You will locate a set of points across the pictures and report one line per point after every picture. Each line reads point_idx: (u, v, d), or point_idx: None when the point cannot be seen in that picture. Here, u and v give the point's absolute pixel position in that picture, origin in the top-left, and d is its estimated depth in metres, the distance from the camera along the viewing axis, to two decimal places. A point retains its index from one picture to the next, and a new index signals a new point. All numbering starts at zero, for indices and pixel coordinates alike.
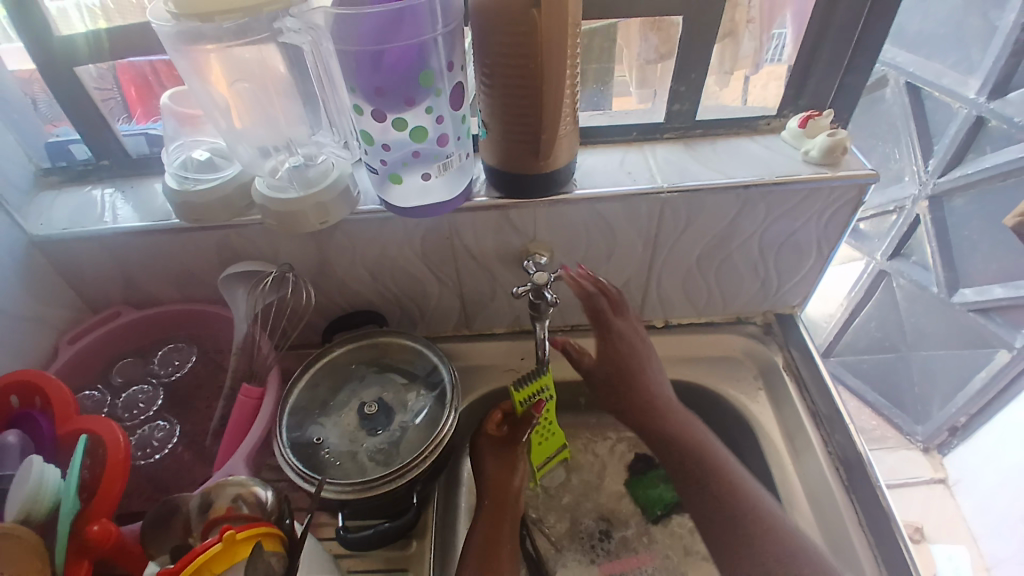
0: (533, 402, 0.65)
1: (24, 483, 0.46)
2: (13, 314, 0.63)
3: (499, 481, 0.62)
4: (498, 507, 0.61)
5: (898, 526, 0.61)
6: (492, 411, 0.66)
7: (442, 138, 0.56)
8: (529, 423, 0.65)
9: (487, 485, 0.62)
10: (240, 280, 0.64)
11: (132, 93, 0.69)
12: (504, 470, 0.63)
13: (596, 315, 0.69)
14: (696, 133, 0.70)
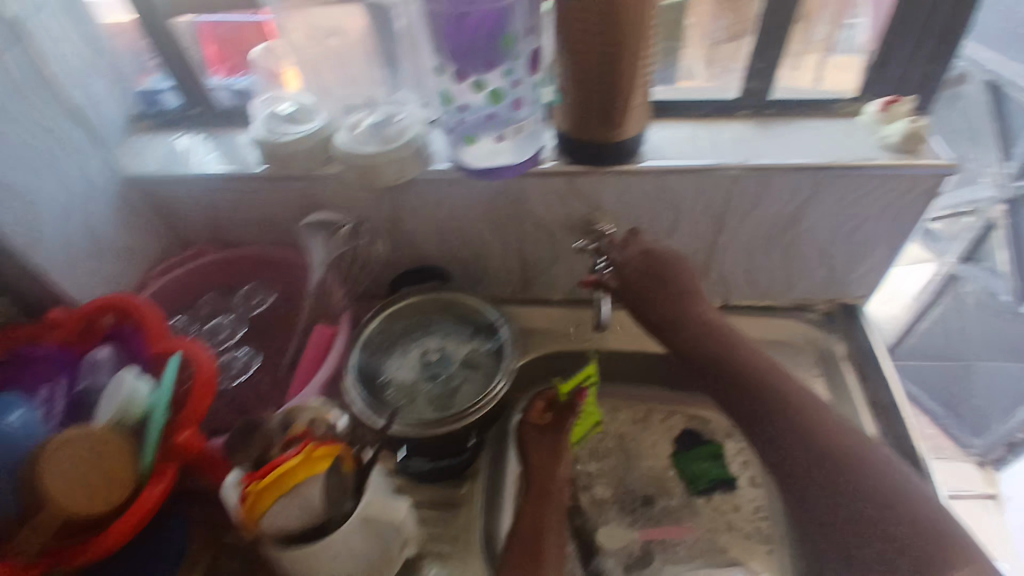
0: (577, 390, 0.67)
1: (118, 396, 0.52)
2: (111, 244, 0.69)
3: (542, 465, 0.62)
4: (544, 493, 0.60)
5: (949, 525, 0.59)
6: (534, 400, 0.67)
7: (517, 102, 0.59)
8: (573, 410, 0.66)
9: (532, 470, 0.62)
10: (320, 228, 0.69)
11: (211, 51, 0.75)
12: (546, 455, 0.63)
13: (633, 279, 0.64)
14: (770, 112, 0.69)
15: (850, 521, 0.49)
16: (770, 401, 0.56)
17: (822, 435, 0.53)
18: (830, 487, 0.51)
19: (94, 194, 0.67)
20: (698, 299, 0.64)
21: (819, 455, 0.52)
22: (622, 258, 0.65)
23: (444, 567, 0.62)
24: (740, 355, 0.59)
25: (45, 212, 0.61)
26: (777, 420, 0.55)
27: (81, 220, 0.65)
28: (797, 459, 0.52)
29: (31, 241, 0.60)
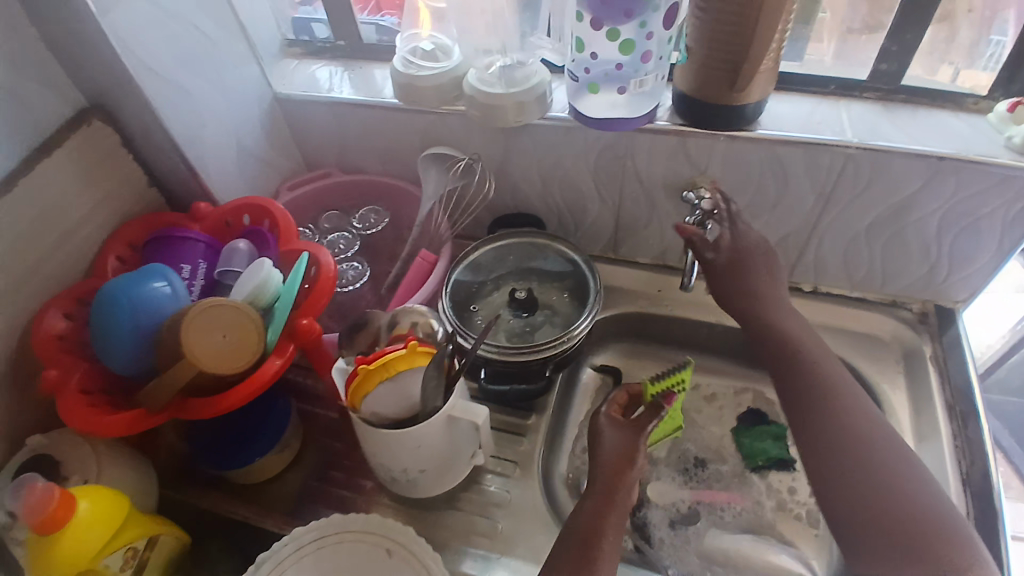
0: (664, 395, 0.66)
1: (257, 276, 0.59)
2: (253, 152, 0.77)
3: (614, 469, 0.59)
4: (614, 490, 0.58)
5: (1003, 530, 0.61)
6: (618, 395, 0.67)
7: (646, 55, 0.61)
8: (657, 412, 0.64)
9: (599, 468, 0.60)
10: (436, 161, 0.75)
11: None
12: (624, 454, 0.61)
13: None
14: (898, 97, 0.68)
15: (862, 512, 0.52)
16: (815, 396, 0.59)
17: (853, 429, 0.56)
18: (848, 475, 0.54)
19: (244, 105, 0.75)
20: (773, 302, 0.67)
21: (846, 447, 0.55)
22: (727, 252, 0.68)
23: (505, 483, 0.67)
24: (798, 351, 0.63)
25: (205, 114, 0.69)
26: (816, 414, 0.58)
27: (230, 125, 0.73)
28: (826, 448, 0.56)
29: (189, 133, 0.68)
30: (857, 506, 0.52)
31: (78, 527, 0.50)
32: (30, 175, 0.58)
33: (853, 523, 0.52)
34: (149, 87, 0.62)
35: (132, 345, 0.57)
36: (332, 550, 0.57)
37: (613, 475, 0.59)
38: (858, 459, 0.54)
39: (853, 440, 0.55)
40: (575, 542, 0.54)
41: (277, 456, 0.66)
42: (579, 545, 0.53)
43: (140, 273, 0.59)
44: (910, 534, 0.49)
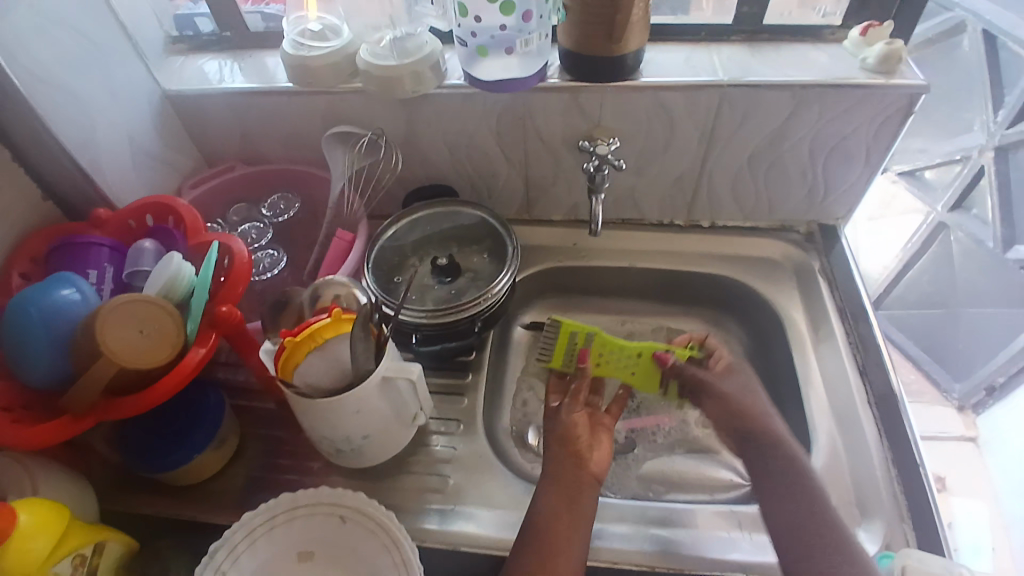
0: (575, 355, 0.72)
1: (166, 270, 0.59)
2: (148, 152, 0.75)
3: (569, 466, 0.63)
4: (580, 481, 0.62)
5: (906, 413, 0.70)
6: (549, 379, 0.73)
7: (526, 14, 0.64)
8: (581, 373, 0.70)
9: (553, 464, 0.63)
10: (339, 142, 0.76)
11: None
12: (582, 441, 0.65)
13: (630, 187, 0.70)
14: (762, 37, 0.74)
15: (796, 536, 0.57)
16: (761, 436, 0.65)
17: (791, 461, 0.62)
18: (784, 499, 0.60)
19: (133, 104, 0.73)
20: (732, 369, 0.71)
21: (784, 477, 0.61)
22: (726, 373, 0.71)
23: (451, 439, 0.70)
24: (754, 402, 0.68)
25: (91, 118, 0.67)
26: (760, 453, 0.64)
27: (121, 127, 0.71)
28: (770, 479, 0.62)
29: (78, 136, 0.66)
30: (791, 532, 0.58)
31: (22, 537, 0.49)
32: None
33: (791, 545, 0.57)
34: (32, 94, 0.60)
35: (47, 354, 0.55)
36: (284, 529, 0.57)
37: (569, 473, 0.62)
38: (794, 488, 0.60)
39: (793, 473, 0.61)
40: (535, 550, 0.57)
41: (214, 453, 0.65)
42: (551, 544, 0.57)
43: (46, 282, 0.57)
44: (827, 536, 0.57)
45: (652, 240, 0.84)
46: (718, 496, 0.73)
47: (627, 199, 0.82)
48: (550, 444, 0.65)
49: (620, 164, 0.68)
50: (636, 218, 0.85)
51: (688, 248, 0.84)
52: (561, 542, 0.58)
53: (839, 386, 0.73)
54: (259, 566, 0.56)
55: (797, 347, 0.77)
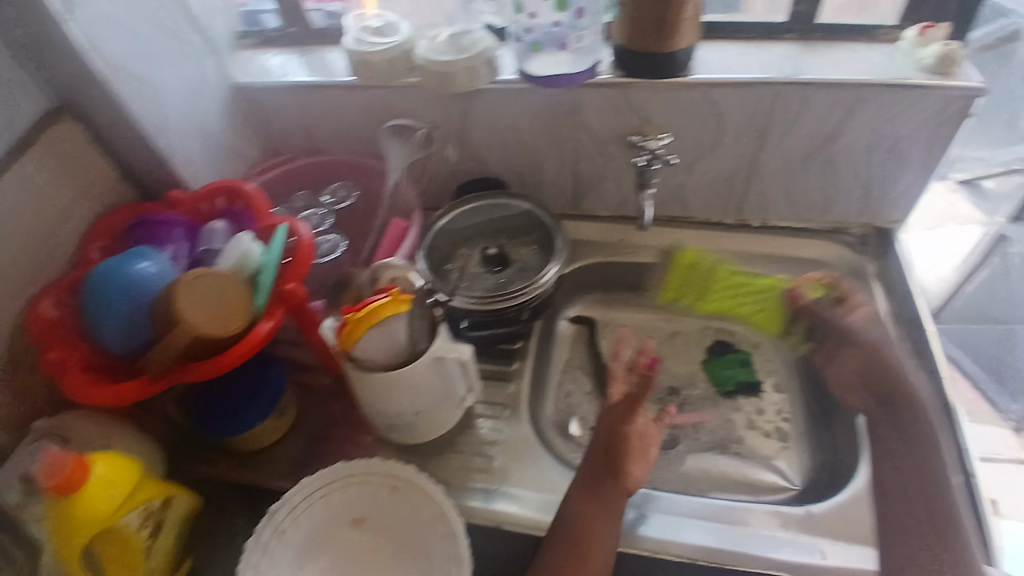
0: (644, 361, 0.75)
1: (239, 249, 0.63)
2: (219, 141, 0.80)
3: (608, 472, 0.64)
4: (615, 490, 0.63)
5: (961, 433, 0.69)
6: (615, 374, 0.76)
7: (579, 12, 0.68)
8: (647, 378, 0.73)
9: (590, 467, 0.65)
10: (398, 133, 0.80)
11: None
12: (626, 454, 0.65)
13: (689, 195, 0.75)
14: (815, 36, 0.74)
15: (902, 521, 0.62)
16: (903, 420, 0.68)
17: (921, 450, 0.66)
18: (887, 495, 0.65)
19: (207, 96, 0.78)
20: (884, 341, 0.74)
21: (911, 462, 0.66)
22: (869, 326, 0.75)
23: (496, 422, 0.73)
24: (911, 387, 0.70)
25: (169, 107, 0.72)
26: (896, 435, 0.68)
27: (196, 117, 0.76)
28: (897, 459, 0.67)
29: (159, 125, 0.71)
30: (900, 515, 0.63)
31: (96, 487, 0.53)
32: (4, 173, 0.60)
33: (890, 530, 0.62)
34: (118, 83, 0.65)
35: (128, 322, 0.60)
36: (341, 494, 0.62)
37: (607, 477, 0.64)
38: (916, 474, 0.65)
39: (921, 461, 0.66)
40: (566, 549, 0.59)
41: (272, 424, 0.69)
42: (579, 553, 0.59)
43: (126, 255, 0.62)
44: (928, 537, 0.61)
45: (698, 238, 0.85)
46: (763, 497, 0.74)
47: (676, 197, 0.83)
48: (594, 450, 0.67)
49: (671, 160, 0.70)
50: (684, 216, 0.86)
51: (736, 246, 0.85)
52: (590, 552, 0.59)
53: None
54: (311, 531, 0.61)
55: None
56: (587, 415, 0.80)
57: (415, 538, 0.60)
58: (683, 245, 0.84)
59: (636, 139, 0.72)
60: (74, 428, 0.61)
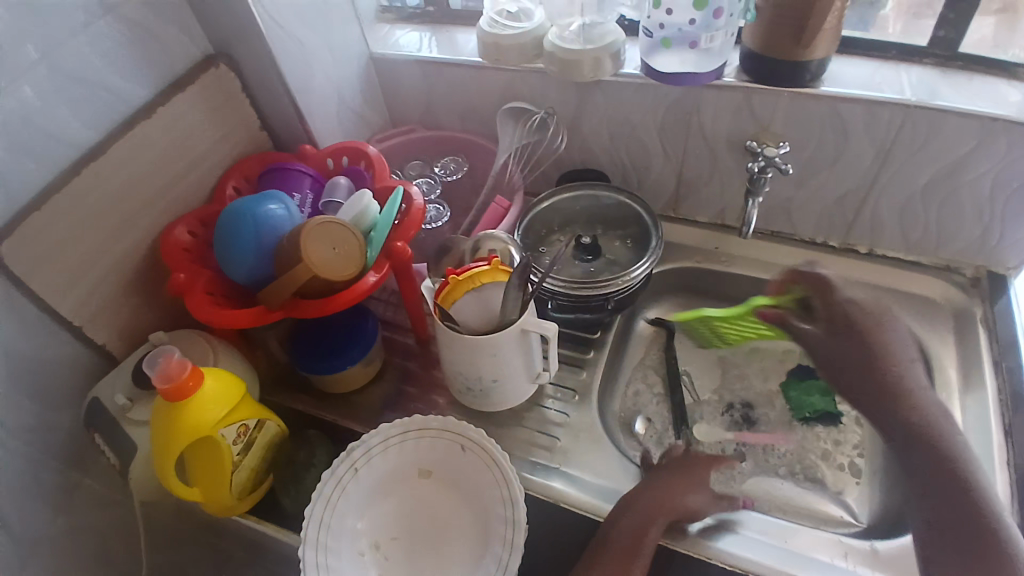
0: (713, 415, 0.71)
1: (358, 205, 0.67)
2: (350, 103, 0.86)
3: (672, 484, 0.63)
4: (667, 515, 0.60)
5: None
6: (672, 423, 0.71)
7: (717, 11, 0.67)
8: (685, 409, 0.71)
9: (656, 476, 0.64)
10: (514, 117, 0.82)
11: None
12: (680, 484, 0.63)
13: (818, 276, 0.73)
14: (955, 64, 0.72)
15: (946, 535, 0.58)
16: (923, 426, 0.64)
17: (954, 458, 0.61)
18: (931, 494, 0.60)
19: (346, 60, 0.83)
20: (889, 327, 0.72)
21: (949, 467, 0.61)
22: (862, 305, 0.73)
23: (565, 405, 0.74)
24: (914, 385, 0.68)
25: (313, 66, 0.78)
26: (920, 442, 0.64)
27: (334, 78, 0.82)
28: (923, 470, 0.62)
29: (302, 81, 0.77)
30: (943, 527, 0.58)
31: (202, 399, 0.58)
32: (165, 107, 0.67)
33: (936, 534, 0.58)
34: (272, 38, 0.71)
35: (251, 255, 0.65)
36: (414, 444, 0.64)
37: (670, 485, 0.63)
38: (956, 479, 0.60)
39: (955, 465, 0.61)
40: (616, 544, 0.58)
41: (361, 370, 0.73)
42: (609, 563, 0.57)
43: (259, 196, 0.67)
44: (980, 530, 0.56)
45: (801, 256, 0.83)
46: (825, 527, 0.71)
47: (781, 211, 0.82)
48: (659, 473, 0.65)
49: (785, 169, 0.70)
50: (787, 232, 0.85)
51: (838, 271, 0.82)
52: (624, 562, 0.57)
53: (983, 441, 0.67)
54: (380, 475, 0.63)
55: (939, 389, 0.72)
56: (653, 416, 0.79)
57: (479, 497, 0.62)
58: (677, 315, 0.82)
59: (752, 145, 0.71)
60: (191, 342, 0.67)
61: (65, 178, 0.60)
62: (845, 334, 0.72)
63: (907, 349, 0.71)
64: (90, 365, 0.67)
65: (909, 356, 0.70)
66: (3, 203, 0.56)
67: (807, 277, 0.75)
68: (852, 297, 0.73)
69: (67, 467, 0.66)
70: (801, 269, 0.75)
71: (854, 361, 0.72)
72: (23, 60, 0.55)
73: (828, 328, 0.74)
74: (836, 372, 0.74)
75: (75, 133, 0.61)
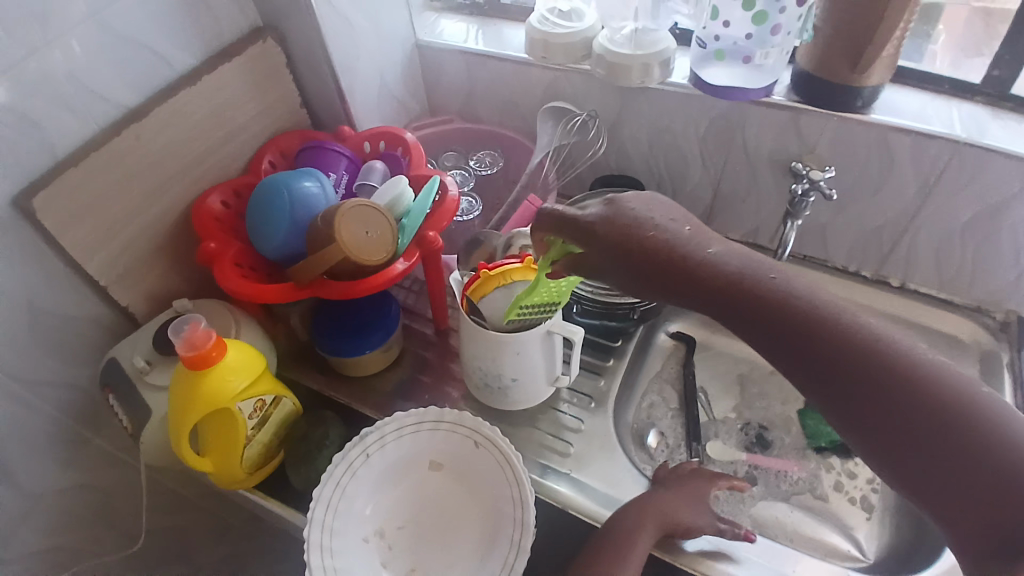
0: None
1: (395, 190, 0.67)
2: (391, 89, 0.86)
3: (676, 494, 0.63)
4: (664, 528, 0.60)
5: None
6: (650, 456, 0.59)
7: (775, 28, 0.66)
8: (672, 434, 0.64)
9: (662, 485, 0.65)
10: (554, 116, 0.82)
11: None
12: (678, 498, 0.63)
13: (558, 215, 0.58)
14: (1009, 105, 0.70)
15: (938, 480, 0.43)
16: (814, 338, 0.47)
17: (855, 348, 0.46)
18: (837, 387, 0.46)
19: (392, 45, 0.83)
20: (649, 225, 0.54)
21: (873, 379, 0.45)
22: (596, 216, 0.56)
23: (580, 411, 0.73)
24: (741, 272, 0.51)
25: (360, 49, 0.77)
26: (822, 361, 0.46)
27: (379, 63, 0.82)
28: (841, 389, 0.46)
29: (348, 62, 0.76)
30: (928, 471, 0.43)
31: (223, 369, 0.58)
32: (210, 74, 0.67)
33: (875, 438, 0.45)
34: (323, 16, 0.70)
35: (283, 231, 0.64)
36: (427, 434, 0.63)
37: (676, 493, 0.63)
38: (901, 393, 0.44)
39: (872, 363, 0.45)
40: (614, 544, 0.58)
41: (380, 355, 0.73)
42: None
43: (296, 172, 0.66)
44: (912, 394, 0.44)
45: (832, 282, 0.83)
46: (831, 559, 0.70)
47: (816, 235, 0.81)
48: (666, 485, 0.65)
49: (829, 194, 0.68)
50: (817, 256, 0.84)
51: (868, 302, 0.81)
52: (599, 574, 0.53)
53: None
54: (393, 460, 0.63)
55: None
56: (667, 430, 0.78)
57: (489, 495, 0.61)
58: (501, 321, 0.62)
59: (797, 167, 0.70)
60: (216, 313, 0.66)
61: (105, 136, 0.60)
62: (608, 253, 0.55)
63: (684, 229, 0.54)
64: (113, 324, 0.66)
65: (705, 241, 0.53)
66: (41, 155, 0.56)
67: (546, 219, 0.58)
68: (587, 214, 0.57)
69: (79, 424, 0.66)
70: (538, 213, 0.59)
71: (658, 283, 0.53)
72: (73, 15, 0.55)
73: (604, 250, 0.55)
74: (716, 304, 0.51)
75: (117, 92, 0.61)
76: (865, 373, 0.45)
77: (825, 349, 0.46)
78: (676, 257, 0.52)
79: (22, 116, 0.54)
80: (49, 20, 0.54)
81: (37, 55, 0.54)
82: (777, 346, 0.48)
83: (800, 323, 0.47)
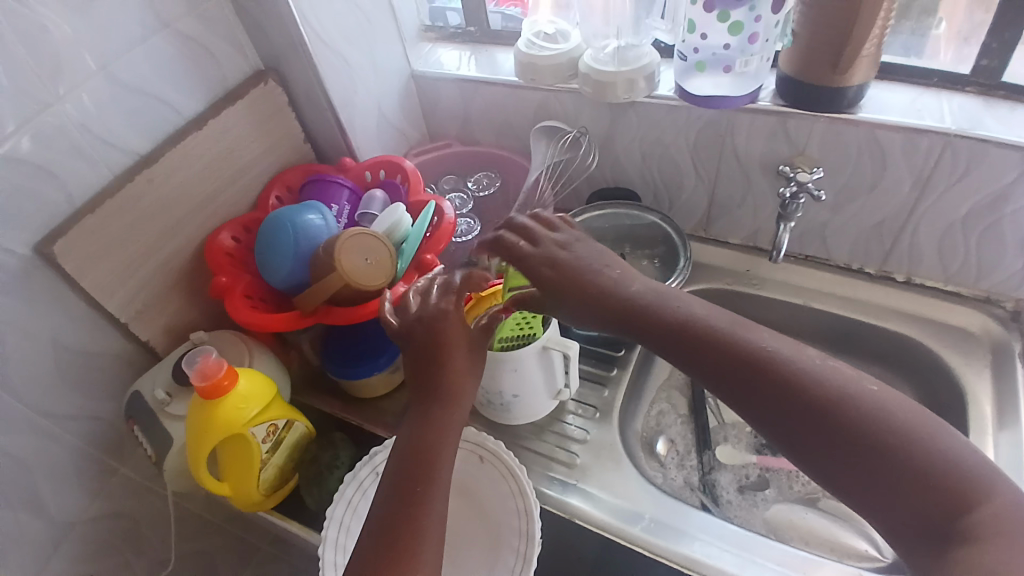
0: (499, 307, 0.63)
1: (393, 217, 0.70)
2: (391, 120, 0.89)
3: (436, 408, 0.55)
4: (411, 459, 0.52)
5: None
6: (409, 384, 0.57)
7: (752, 36, 0.67)
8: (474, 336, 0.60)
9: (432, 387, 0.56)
10: (545, 135, 0.84)
11: None
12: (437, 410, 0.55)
13: (507, 249, 0.61)
14: (1000, 93, 0.69)
15: (875, 495, 0.44)
16: (733, 359, 0.50)
17: (769, 368, 0.48)
18: (761, 407, 0.48)
19: (389, 78, 0.86)
20: (588, 264, 0.58)
21: (789, 393, 0.47)
22: (542, 254, 0.59)
23: (586, 421, 0.74)
24: (649, 297, 0.54)
25: (357, 83, 0.81)
26: (756, 386, 0.48)
27: (377, 96, 0.85)
28: (766, 410, 0.48)
29: (346, 97, 0.80)
30: (866, 487, 0.44)
31: (237, 396, 0.61)
32: (214, 117, 0.70)
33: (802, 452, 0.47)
34: (319, 56, 0.74)
35: (288, 263, 0.68)
36: None
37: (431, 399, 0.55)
38: (831, 413, 0.46)
39: (786, 380, 0.48)
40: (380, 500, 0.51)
41: (388, 377, 0.75)
42: (400, 533, 0.48)
43: (299, 206, 0.70)
44: (823, 402, 0.46)
45: (834, 282, 0.83)
46: (848, 561, 0.68)
47: (815, 235, 0.81)
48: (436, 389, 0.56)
49: (819, 196, 0.69)
50: (819, 255, 0.83)
51: (874, 299, 0.81)
52: (413, 513, 0.49)
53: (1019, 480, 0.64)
54: None
55: (974, 424, 0.69)
56: (676, 437, 0.80)
57: (491, 513, 0.62)
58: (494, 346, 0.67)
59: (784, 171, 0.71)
60: (232, 344, 0.70)
61: (120, 182, 0.64)
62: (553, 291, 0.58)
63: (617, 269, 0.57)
64: (134, 357, 0.70)
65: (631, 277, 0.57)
66: (61, 204, 0.61)
67: (502, 245, 0.62)
68: (536, 248, 0.60)
69: (105, 455, 0.70)
70: (497, 236, 0.63)
71: (590, 317, 0.56)
72: (84, 71, 0.60)
73: (547, 288, 0.58)
74: (643, 336, 0.54)
75: (128, 140, 0.65)
76: (783, 391, 0.47)
77: (744, 373, 0.49)
78: (601, 290, 0.56)
79: (41, 169, 0.59)
80: (62, 78, 0.58)
81: (53, 109, 0.58)
82: (704, 369, 0.51)
83: (720, 352, 0.50)
